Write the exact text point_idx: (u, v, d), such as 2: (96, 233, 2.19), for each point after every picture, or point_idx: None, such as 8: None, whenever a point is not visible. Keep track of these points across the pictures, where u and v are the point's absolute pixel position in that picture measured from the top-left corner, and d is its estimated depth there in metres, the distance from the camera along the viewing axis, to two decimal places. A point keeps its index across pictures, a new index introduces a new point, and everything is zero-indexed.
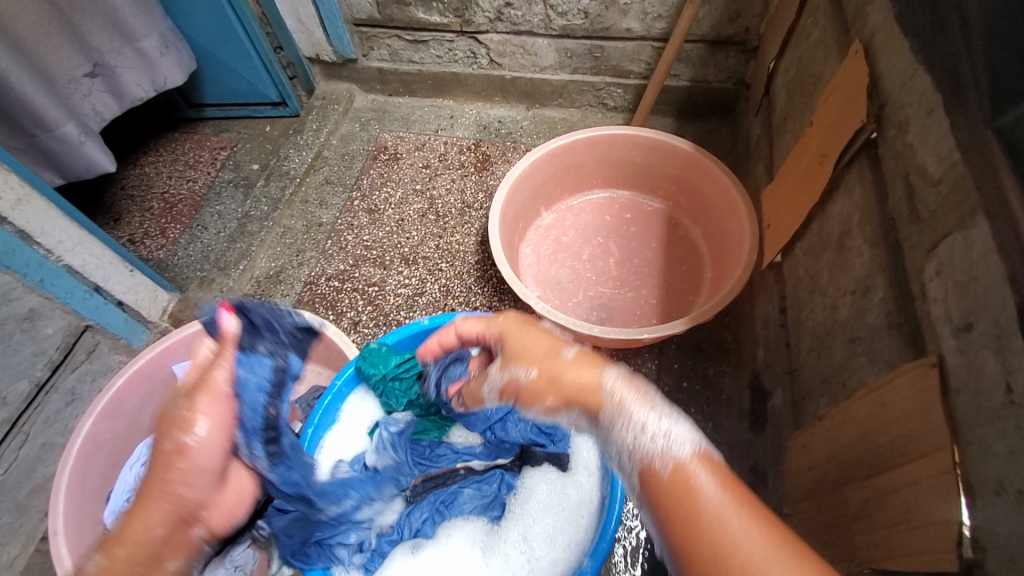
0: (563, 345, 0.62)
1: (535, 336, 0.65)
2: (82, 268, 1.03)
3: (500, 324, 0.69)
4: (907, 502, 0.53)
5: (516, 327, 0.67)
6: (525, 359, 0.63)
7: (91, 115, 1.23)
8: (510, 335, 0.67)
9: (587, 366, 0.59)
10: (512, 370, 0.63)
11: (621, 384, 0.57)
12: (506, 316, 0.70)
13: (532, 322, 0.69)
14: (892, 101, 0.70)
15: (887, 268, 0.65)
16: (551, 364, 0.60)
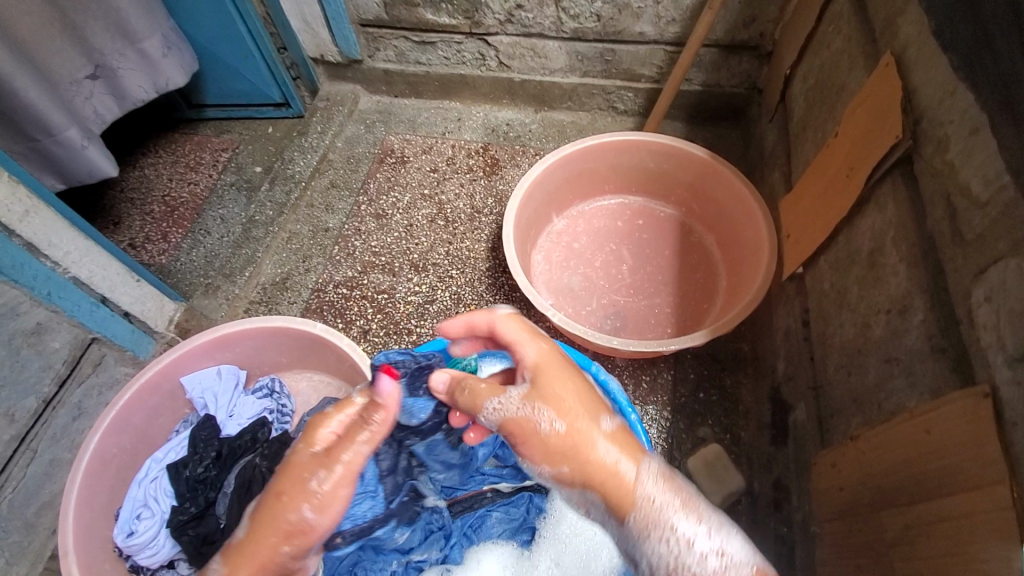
0: (605, 420, 0.69)
1: (577, 394, 0.68)
2: (89, 280, 0.99)
3: (535, 361, 0.70)
4: (958, 536, 0.53)
5: (559, 374, 0.70)
6: (556, 411, 0.66)
7: (92, 118, 1.19)
8: (548, 379, 0.69)
9: (620, 452, 0.67)
10: (536, 411, 0.66)
11: (659, 483, 0.67)
12: (549, 354, 0.72)
13: (565, 366, 0.72)
14: (929, 117, 0.69)
15: (929, 289, 0.64)
16: (584, 435, 0.66)
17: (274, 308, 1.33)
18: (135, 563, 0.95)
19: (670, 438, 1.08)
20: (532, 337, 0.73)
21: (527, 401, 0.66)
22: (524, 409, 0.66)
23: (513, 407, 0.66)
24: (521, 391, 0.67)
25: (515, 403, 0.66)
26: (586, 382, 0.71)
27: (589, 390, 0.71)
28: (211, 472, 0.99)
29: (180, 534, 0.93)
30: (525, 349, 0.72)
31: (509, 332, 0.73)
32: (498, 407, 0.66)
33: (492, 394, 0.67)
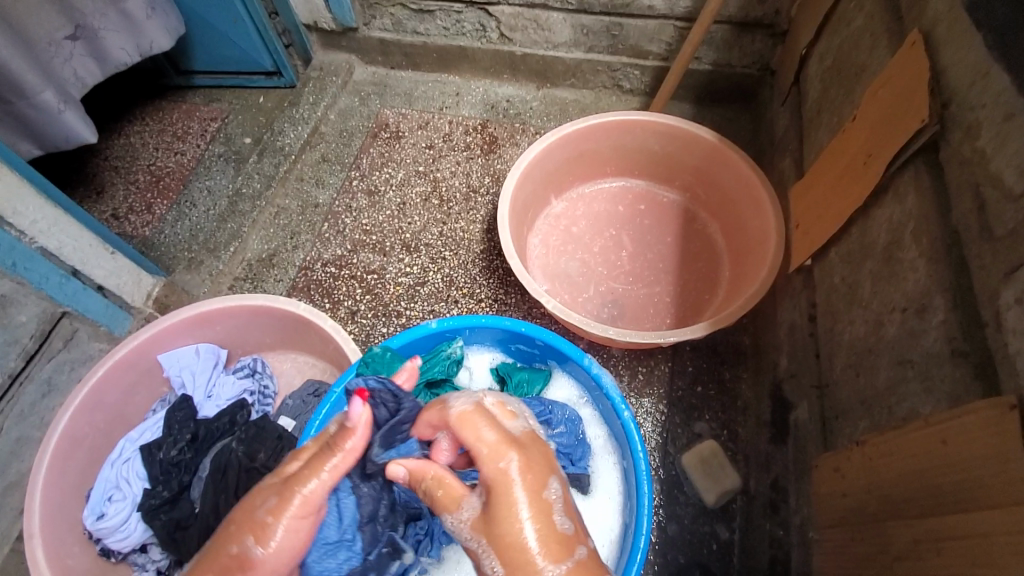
0: (552, 558, 0.49)
1: (529, 525, 0.51)
2: (58, 251, 0.95)
3: (490, 478, 0.54)
4: (973, 557, 0.49)
5: (511, 500, 0.52)
6: (500, 554, 0.51)
7: (72, 81, 1.12)
8: (500, 505, 0.52)
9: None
10: (479, 550, 0.52)
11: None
12: (509, 466, 0.54)
13: (529, 480, 0.53)
14: (959, 100, 0.63)
15: (950, 287, 0.59)
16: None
17: (260, 285, 1.28)
18: (105, 547, 0.92)
19: (665, 433, 1.04)
20: (495, 445, 0.55)
21: (475, 534, 0.53)
22: (473, 541, 0.54)
23: (465, 533, 0.55)
24: (471, 517, 0.54)
25: (466, 529, 0.55)
26: (548, 507, 0.52)
27: (547, 519, 0.51)
28: (186, 455, 0.95)
29: (151, 518, 0.90)
30: (481, 461, 0.55)
31: (469, 436, 0.58)
32: (452, 528, 0.56)
33: (450, 510, 0.57)
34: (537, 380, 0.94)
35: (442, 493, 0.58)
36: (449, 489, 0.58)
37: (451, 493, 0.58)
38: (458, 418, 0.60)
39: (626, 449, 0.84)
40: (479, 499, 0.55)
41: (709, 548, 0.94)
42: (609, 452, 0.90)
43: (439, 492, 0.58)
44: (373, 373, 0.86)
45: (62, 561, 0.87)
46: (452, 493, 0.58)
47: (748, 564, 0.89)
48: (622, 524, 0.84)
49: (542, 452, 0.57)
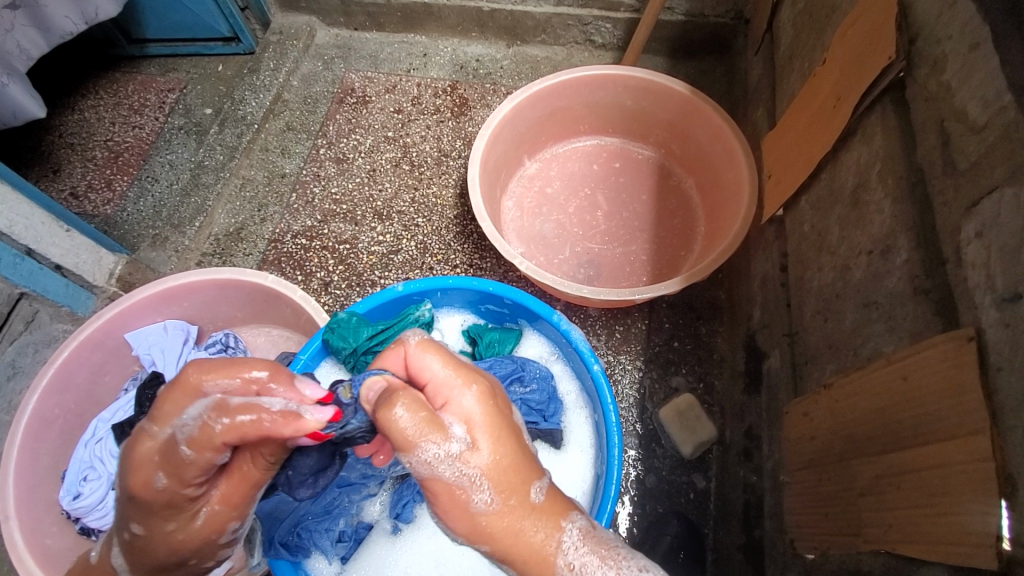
0: (538, 478, 0.52)
1: (513, 446, 0.52)
2: (8, 229, 0.91)
3: (469, 404, 0.51)
4: (931, 486, 0.50)
5: (498, 424, 0.52)
6: (491, 480, 0.49)
7: (16, 54, 1.05)
8: (482, 436, 0.50)
9: (560, 516, 0.51)
10: (473, 481, 0.49)
11: (585, 541, 0.51)
12: (483, 396, 0.52)
13: (501, 409, 0.53)
14: (925, 34, 0.61)
15: (913, 227, 0.59)
16: (517, 511, 0.50)
17: (229, 260, 1.25)
18: (84, 527, 0.92)
19: (643, 388, 1.05)
20: (465, 375, 0.53)
21: (465, 466, 0.49)
22: (460, 475, 0.49)
23: (446, 468, 0.48)
24: (459, 450, 0.49)
25: (451, 465, 0.49)
26: (519, 430, 0.54)
27: (523, 441, 0.54)
28: None
29: None
30: (454, 396, 0.52)
31: (433, 371, 0.54)
32: (429, 462, 0.48)
33: (427, 441, 0.48)
34: (508, 340, 0.93)
35: (422, 421, 0.49)
36: (425, 418, 0.49)
37: (428, 421, 0.49)
38: (419, 353, 0.56)
39: (597, 402, 0.85)
40: (458, 426, 0.50)
41: (686, 497, 0.96)
42: (580, 406, 0.90)
43: (408, 423, 0.49)
44: (340, 340, 0.86)
45: (41, 542, 0.87)
46: (430, 418, 0.49)
47: (724, 510, 0.92)
48: (595, 472, 0.84)
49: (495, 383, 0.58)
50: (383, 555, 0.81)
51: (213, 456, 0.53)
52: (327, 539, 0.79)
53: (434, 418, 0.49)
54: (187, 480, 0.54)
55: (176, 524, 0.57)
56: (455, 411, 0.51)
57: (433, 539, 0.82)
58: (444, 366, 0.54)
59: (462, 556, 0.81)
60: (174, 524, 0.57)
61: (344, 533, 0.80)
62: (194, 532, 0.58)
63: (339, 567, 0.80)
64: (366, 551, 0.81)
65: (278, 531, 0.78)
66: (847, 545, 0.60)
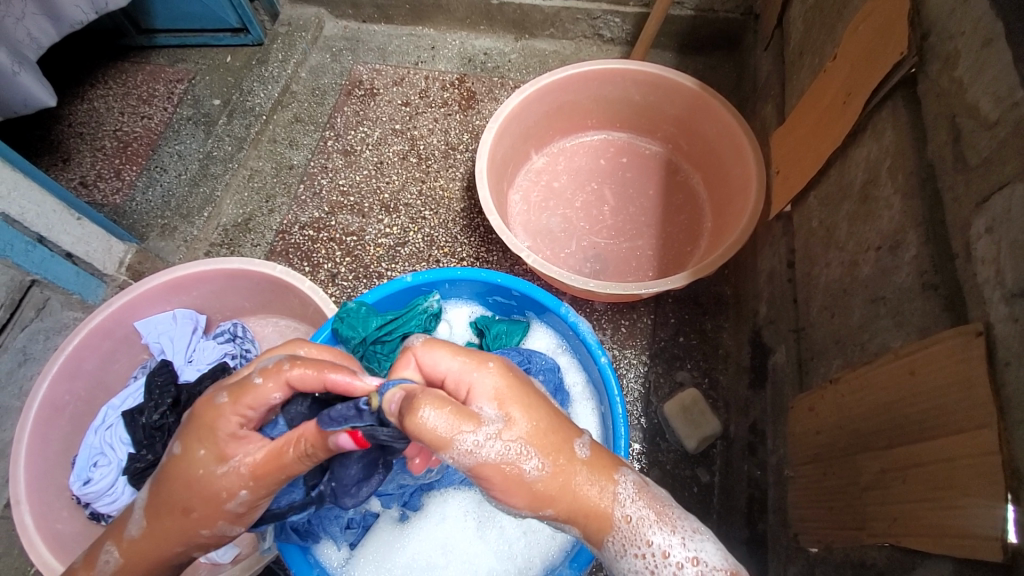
0: (577, 436, 0.55)
1: (545, 411, 0.54)
2: (20, 217, 0.92)
3: (494, 385, 0.53)
4: (936, 480, 0.50)
5: (525, 393, 0.54)
6: (538, 446, 0.52)
7: (26, 42, 1.05)
8: (515, 408, 0.52)
9: (606, 467, 0.55)
10: (518, 453, 0.50)
11: (637, 493, 0.55)
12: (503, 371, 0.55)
13: (523, 381, 0.56)
14: (938, 29, 0.61)
15: (921, 223, 0.59)
16: (569, 469, 0.53)
17: (237, 250, 1.26)
18: (94, 511, 0.93)
19: (648, 382, 1.05)
20: (480, 356, 0.55)
21: (507, 441, 0.50)
22: (506, 451, 0.50)
23: (491, 449, 0.50)
24: (498, 428, 0.50)
25: (493, 444, 0.50)
26: (544, 396, 0.57)
27: (553, 403, 0.57)
28: (168, 419, 0.94)
29: (139, 481, 0.91)
30: (475, 380, 0.53)
31: (447, 365, 0.55)
32: (473, 447, 0.49)
33: (464, 431, 0.49)
34: (516, 332, 0.94)
35: (454, 415, 0.49)
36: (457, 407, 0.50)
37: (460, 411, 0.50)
38: (427, 351, 0.56)
39: (604, 394, 0.85)
40: (490, 405, 0.52)
41: (691, 491, 0.97)
42: (587, 398, 0.91)
43: (441, 421, 0.48)
44: (349, 329, 0.87)
45: (51, 526, 0.88)
46: (459, 409, 0.50)
47: (727, 504, 0.93)
48: None
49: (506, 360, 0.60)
50: (390, 541, 0.82)
51: (271, 392, 0.57)
52: (337, 525, 0.79)
53: (463, 409, 0.50)
54: (240, 403, 0.57)
55: (204, 456, 0.58)
56: (485, 391, 0.53)
57: (440, 527, 0.83)
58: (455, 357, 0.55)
59: (469, 545, 0.82)
60: (202, 456, 0.58)
61: (353, 519, 0.81)
62: (211, 479, 0.57)
63: (348, 551, 0.81)
64: (373, 538, 0.82)
65: (289, 518, 0.77)
66: (850, 539, 0.61)
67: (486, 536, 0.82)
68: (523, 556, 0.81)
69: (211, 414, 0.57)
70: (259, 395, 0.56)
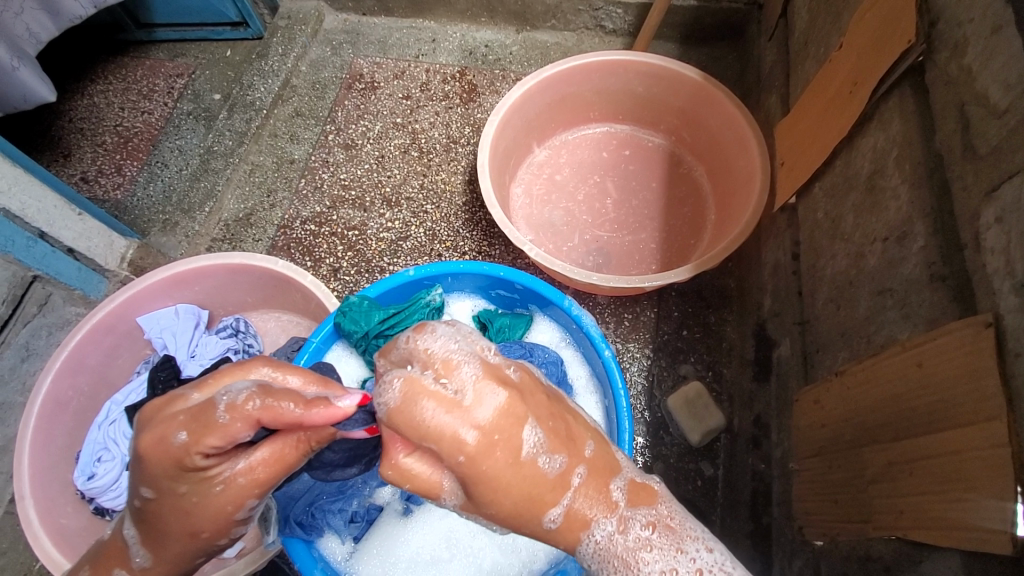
0: (547, 511, 0.51)
1: (514, 491, 0.50)
2: (22, 212, 0.92)
3: (459, 469, 0.48)
4: (944, 472, 0.50)
5: (493, 477, 0.49)
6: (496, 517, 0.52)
7: (25, 38, 1.05)
8: (475, 493, 0.50)
9: (578, 527, 0.53)
10: (474, 517, 0.54)
11: (607, 548, 0.53)
12: (474, 454, 0.48)
13: (501, 454, 0.48)
14: (947, 16, 0.60)
15: (929, 213, 0.59)
16: (533, 528, 0.53)
17: (239, 246, 1.25)
18: (99, 506, 0.93)
19: (651, 376, 1.05)
20: (450, 437, 0.47)
21: (464, 508, 0.54)
22: (465, 511, 0.54)
23: (453, 505, 0.54)
24: (457, 499, 0.53)
25: (453, 506, 0.54)
26: (529, 463, 0.49)
27: (537, 471, 0.50)
28: None
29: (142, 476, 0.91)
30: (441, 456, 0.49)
31: (414, 433, 0.48)
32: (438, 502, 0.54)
33: (425, 497, 0.53)
34: (518, 325, 0.93)
35: (411, 487, 0.53)
36: (419, 480, 0.52)
37: (417, 484, 0.52)
38: (397, 413, 0.48)
39: (608, 387, 0.85)
40: (454, 479, 0.51)
41: (694, 484, 0.97)
42: (591, 391, 0.90)
43: (402, 486, 0.53)
44: (351, 324, 0.87)
45: (55, 521, 0.88)
46: (418, 483, 0.52)
47: (731, 498, 0.92)
48: None
49: (502, 411, 0.48)
50: (393, 535, 0.82)
51: (239, 431, 0.52)
52: (340, 518, 0.80)
53: (421, 484, 0.52)
54: (203, 445, 0.52)
55: (189, 488, 0.55)
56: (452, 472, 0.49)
57: (443, 522, 0.83)
58: (429, 425, 0.47)
59: (473, 540, 0.82)
60: (187, 487, 0.55)
61: (356, 513, 0.82)
62: (209, 488, 0.55)
63: (351, 545, 0.81)
64: (376, 532, 0.82)
65: (293, 512, 0.79)
66: (856, 532, 0.61)
67: (490, 530, 0.82)
68: (527, 550, 0.81)
69: (178, 452, 0.52)
70: (229, 433, 0.52)
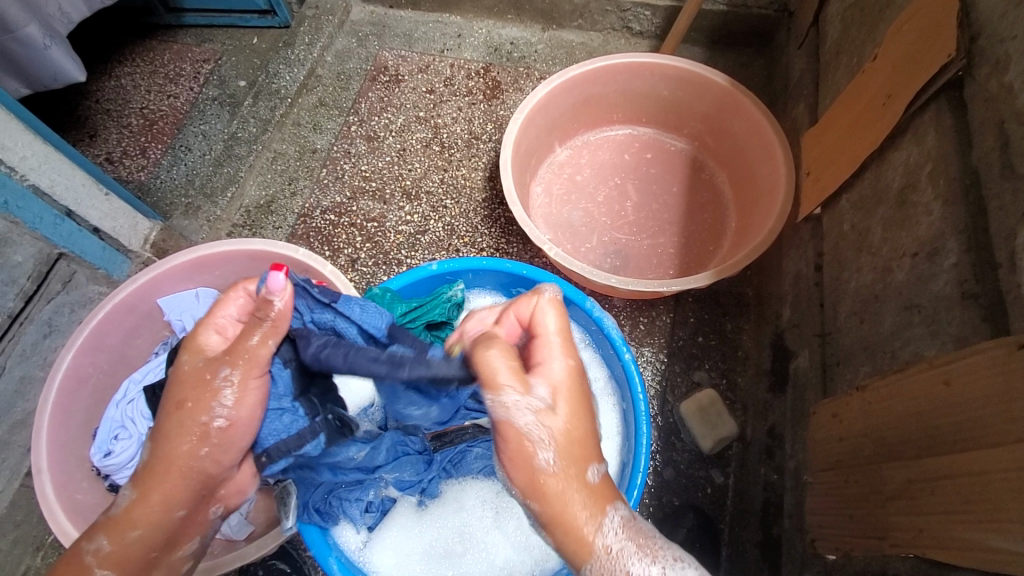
0: (597, 460, 0.57)
1: (589, 427, 0.58)
2: (49, 189, 0.93)
3: (565, 373, 0.59)
4: (968, 494, 0.49)
5: (579, 392, 0.59)
6: (559, 446, 0.55)
7: (57, 17, 1.06)
8: (567, 408, 0.57)
9: (607, 495, 0.57)
10: (541, 438, 0.55)
11: (624, 531, 0.55)
12: (575, 371, 0.60)
13: (586, 390, 0.60)
14: (990, 32, 0.59)
15: (963, 230, 0.58)
16: (571, 479, 0.55)
17: (259, 232, 1.26)
18: (113, 483, 0.94)
19: (664, 380, 1.04)
20: (567, 346, 0.61)
21: (541, 423, 0.55)
22: (534, 427, 0.55)
23: (524, 417, 0.55)
24: (534, 412, 0.55)
25: (529, 414, 0.55)
26: (593, 416, 0.60)
27: (593, 428, 0.59)
28: None
29: None
30: (554, 359, 0.59)
31: (549, 325, 0.62)
32: (510, 403, 0.55)
33: (510, 386, 0.56)
34: None
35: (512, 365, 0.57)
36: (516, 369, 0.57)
37: (515, 376, 0.56)
38: (549, 311, 0.62)
39: (626, 390, 0.85)
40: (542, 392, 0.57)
41: (704, 491, 0.96)
42: (608, 393, 0.90)
43: (500, 368, 0.57)
44: None
45: (71, 496, 0.89)
46: (517, 371, 0.57)
47: (741, 506, 0.92)
48: (620, 461, 0.85)
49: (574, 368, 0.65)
50: (408, 529, 0.83)
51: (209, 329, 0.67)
52: (357, 508, 0.80)
53: (520, 375, 0.57)
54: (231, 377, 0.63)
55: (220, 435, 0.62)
56: (551, 375, 0.58)
57: (458, 518, 0.83)
58: (560, 330, 0.62)
59: (488, 536, 0.82)
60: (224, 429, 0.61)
61: (371, 504, 0.81)
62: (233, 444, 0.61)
63: (365, 535, 0.82)
64: (391, 523, 0.83)
65: (266, 440, 0.71)
66: (873, 548, 0.60)
67: (504, 527, 0.83)
68: (541, 548, 0.81)
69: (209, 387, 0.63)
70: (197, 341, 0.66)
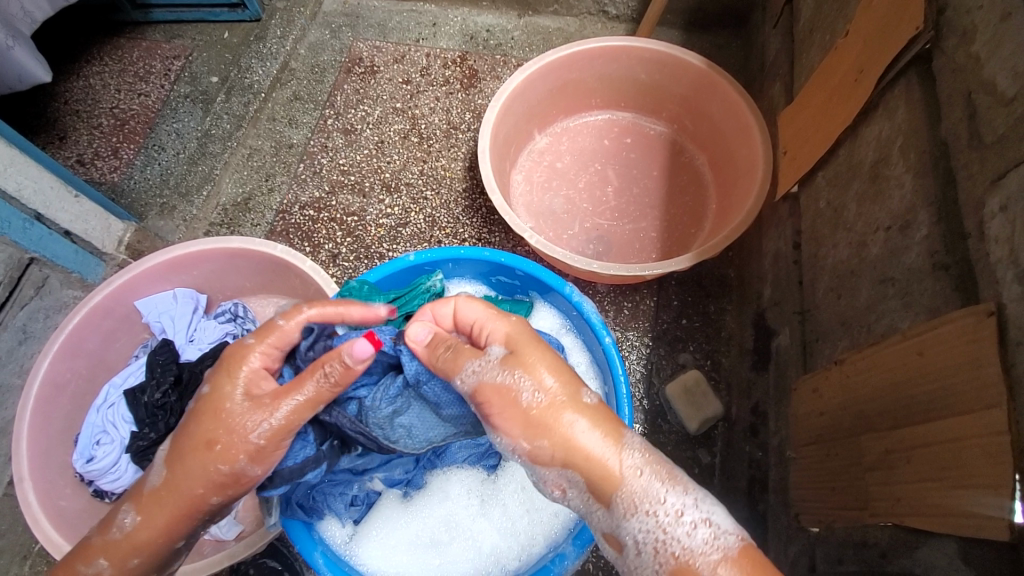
0: (584, 388, 0.61)
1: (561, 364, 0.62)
2: (18, 194, 0.91)
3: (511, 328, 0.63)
4: (943, 460, 0.50)
5: (535, 340, 0.64)
6: (536, 380, 0.60)
7: (20, 17, 1.03)
8: (528, 351, 0.61)
9: (608, 419, 0.60)
10: (517, 377, 0.60)
11: (642, 457, 0.58)
12: (521, 324, 0.65)
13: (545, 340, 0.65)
14: (956, 3, 0.59)
15: (933, 202, 0.59)
16: (566, 406, 0.59)
17: (237, 230, 1.25)
18: (98, 489, 0.93)
19: (649, 364, 1.05)
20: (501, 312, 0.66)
21: (507, 368, 0.60)
22: (505, 377, 0.60)
23: (493, 374, 0.60)
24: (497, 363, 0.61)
25: (497, 368, 0.60)
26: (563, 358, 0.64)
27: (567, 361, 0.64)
28: (170, 397, 0.94)
29: (141, 459, 0.91)
30: (493, 325, 0.64)
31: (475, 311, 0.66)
32: (476, 370, 0.61)
33: (468, 359, 0.61)
34: (519, 311, 0.93)
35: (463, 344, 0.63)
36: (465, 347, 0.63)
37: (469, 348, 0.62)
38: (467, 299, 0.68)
39: (608, 374, 0.85)
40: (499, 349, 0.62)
41: (692, 472, 0.97)
42: (591, 377, 0.90)
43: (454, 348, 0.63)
44: None
45: (55, 503, 0.88)
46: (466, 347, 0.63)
47: (728, 484, 0.93)
48: None
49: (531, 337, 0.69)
50: (393, 520, 0.83)
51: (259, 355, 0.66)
52: (342, 501, 0.79)
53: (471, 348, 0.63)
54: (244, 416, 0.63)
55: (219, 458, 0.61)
56: (497, 337, 0.63)
57: (443, 508, 0.83)
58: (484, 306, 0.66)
59: (474, 525, 0.83)
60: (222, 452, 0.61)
61: (356, 497, 0.81)
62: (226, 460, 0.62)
63: (351, 528, 0.81)
64: (377, 515, 0.83)
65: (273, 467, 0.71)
66: (854, 518, 0.61)
67: (490, 514, 0.83)
68: (527, 533, 0.82)
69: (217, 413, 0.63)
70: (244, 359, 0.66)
